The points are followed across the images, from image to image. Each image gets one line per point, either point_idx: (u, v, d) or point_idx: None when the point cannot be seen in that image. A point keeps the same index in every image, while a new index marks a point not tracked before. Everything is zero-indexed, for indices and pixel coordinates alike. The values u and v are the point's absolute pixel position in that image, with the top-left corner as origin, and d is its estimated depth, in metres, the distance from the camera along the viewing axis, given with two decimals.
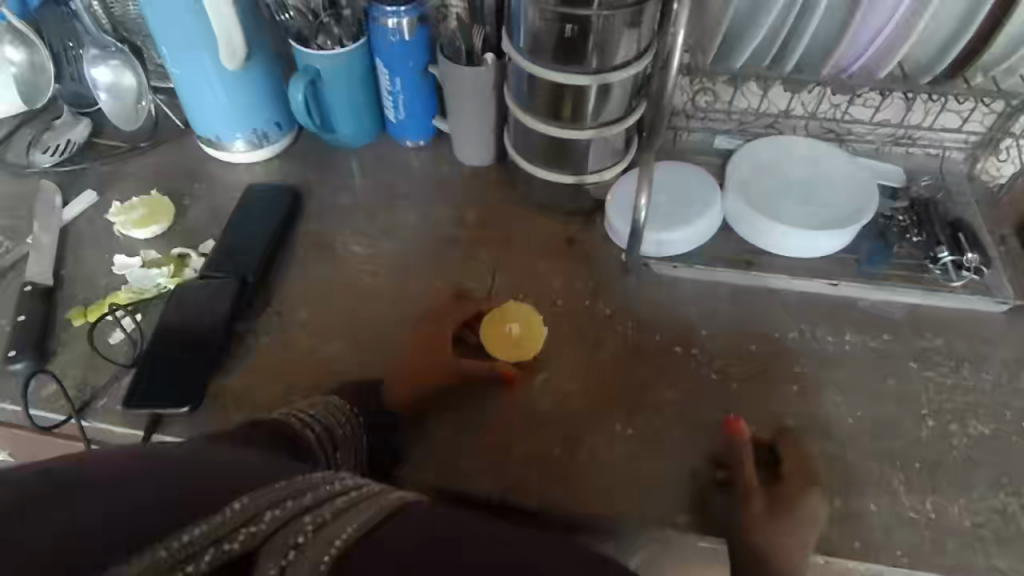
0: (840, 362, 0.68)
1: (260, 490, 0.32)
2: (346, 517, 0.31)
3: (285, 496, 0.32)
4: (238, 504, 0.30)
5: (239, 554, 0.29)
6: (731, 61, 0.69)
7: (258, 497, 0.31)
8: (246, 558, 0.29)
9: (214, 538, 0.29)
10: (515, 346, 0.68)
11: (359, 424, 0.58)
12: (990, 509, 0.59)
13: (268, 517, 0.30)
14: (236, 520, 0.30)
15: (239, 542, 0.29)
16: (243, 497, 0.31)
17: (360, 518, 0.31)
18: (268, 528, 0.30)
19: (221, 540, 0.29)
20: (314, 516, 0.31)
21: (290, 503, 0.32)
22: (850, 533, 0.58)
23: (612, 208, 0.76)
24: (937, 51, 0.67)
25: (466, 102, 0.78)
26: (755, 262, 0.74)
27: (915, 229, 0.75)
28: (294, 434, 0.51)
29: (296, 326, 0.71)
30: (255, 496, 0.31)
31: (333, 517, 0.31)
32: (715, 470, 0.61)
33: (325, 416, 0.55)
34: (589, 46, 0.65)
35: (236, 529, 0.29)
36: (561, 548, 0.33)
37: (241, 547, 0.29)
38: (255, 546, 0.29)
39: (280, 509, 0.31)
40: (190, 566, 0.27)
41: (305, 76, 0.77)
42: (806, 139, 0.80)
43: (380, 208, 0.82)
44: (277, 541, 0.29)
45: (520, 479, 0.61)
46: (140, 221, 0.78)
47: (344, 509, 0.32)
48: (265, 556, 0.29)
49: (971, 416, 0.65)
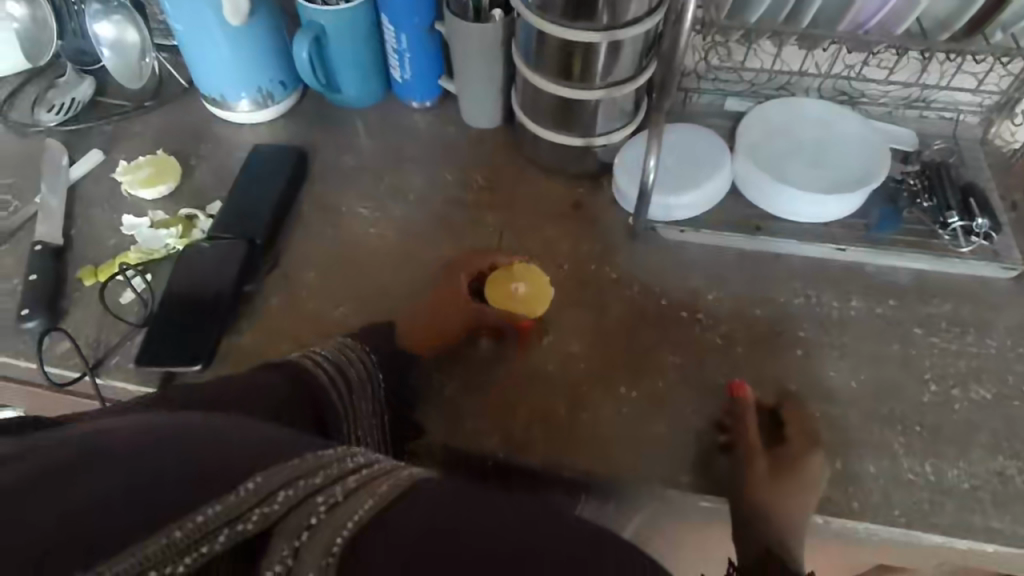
0: (844, 326, 0.69)
1: (272, 469, 0.32)
2: (358, 498, 0.32)
3: (297, 475, 0.33)
4: (252, 484, 0.31)
5: (252, 534, 0.29)
6: (747, 14, 0.67)
7: (271, 476, 0.32)
8: (259, 537, 0.29)
9: (228, 518, 0.29)
10: (524, 303, 0.69)
11: (373, 364, 0.59)
12: (989, 472, 0.60)
13: (280, 498, 0.31)
14: (250, 500, 0.30)
15: (253, 522, 0.29)
16: (257, 476, 0.31)
17: (372, 498, 0.32)
18: (281, 508, 0.30)
19: (235, 520, 0.29)
20: (326, 496, 0.32)
21: (300, 483, 0.32)
22: (851, 495, 0.59)
23: (621, 171, 0.76)
24: (959, 5, 0.65)
25: (473, 60, 0.77)
26: (763, 226, 0.74)
27: (926, 194, 0.74)
28: (308, 378, 0.51)
29: (304, 288, 0.71)
30: (269, 475, 0.31)
31: (345, 496, 0.32)
32: (718, 435, 0.62)
33: (337, 356, 0.56)
34: (600, 3, 0.64)
35: (250, 509, 0.30)
36: (563, 529, 0.34)
37: (255, 527, 0.29)
38: (268, 526, 0.29)
39: (292, 490, 0.32)
40: (204, 548, 0.28)
41: (309, 32, 0.76)
42: (818, 101, 0.79)
43: (387, 169, 0.82)
44: (291, 522, 0.30)
45: (524, 441, 0.62)
46: (147, 181, 0.78)
47: (354, 490, 0.33)
48: (278, 537, 0.29)
49: (973, 381, 0.65)
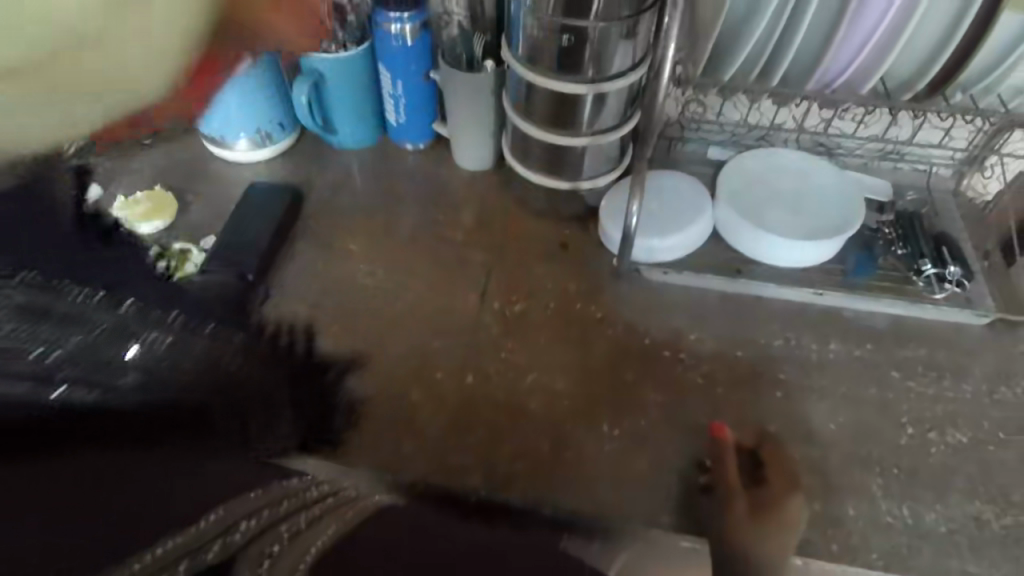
0: (823, 369, 0.70)
1: (235, 499, 0.39)
2: (321, 524, 0.39)
3: (263, 504, 0.40)
4: (216, 515, 0.37)
5: (215, 562, 0.36)
6: (720, 73, 0.70)
7: (233, 506, 0.38)
8: (223, 564, 0.36)
9: (189, 549, 0.35)
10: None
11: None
12: (965, 516, 0.61)
13: (243, 527, 0.38)
14: (212, 531, 0.37)
15: (215, 551, 0.36)
16: (221, 507, 0.38)
17: (335, 525, 0.39)
18: (242, 538, 0.37)
19: (199, 549, 0.36)
20: (290, 525, 0.39)
21: (266, 511, 0.39)
22: (829, 537, 0.59)
23: (606, 214, 0.78)
24: (918, 68, 0.69)
25: (466, 106, 0.80)
26: (744, 269, 0.76)
27: (901, 242, 0.76)
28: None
29: (294, 321, 0.73)
30: (230, 507, 0.38)
31: (307, 525, 0.39)
32: (698, 475, 0.63)
33: None
34: (586, 56, 0.68)
35: (214, 539, 0.36)
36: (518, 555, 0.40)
37: (218, 557, 0.36)
38: (231, 554, 0.36)
39: (255, 520, 0.38)
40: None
41: (309, 78, 0.80)
42: (797, 151, 0.82)
43: (380, 208, 0.84)
44: (255, 549, 0.37)
45: (507, 477, 0.62)
46: (144, 215, 0.79)
47: (316, 518, 0.40)
48: (241, 563, 0.37)
49: (949, 425, 0.66)
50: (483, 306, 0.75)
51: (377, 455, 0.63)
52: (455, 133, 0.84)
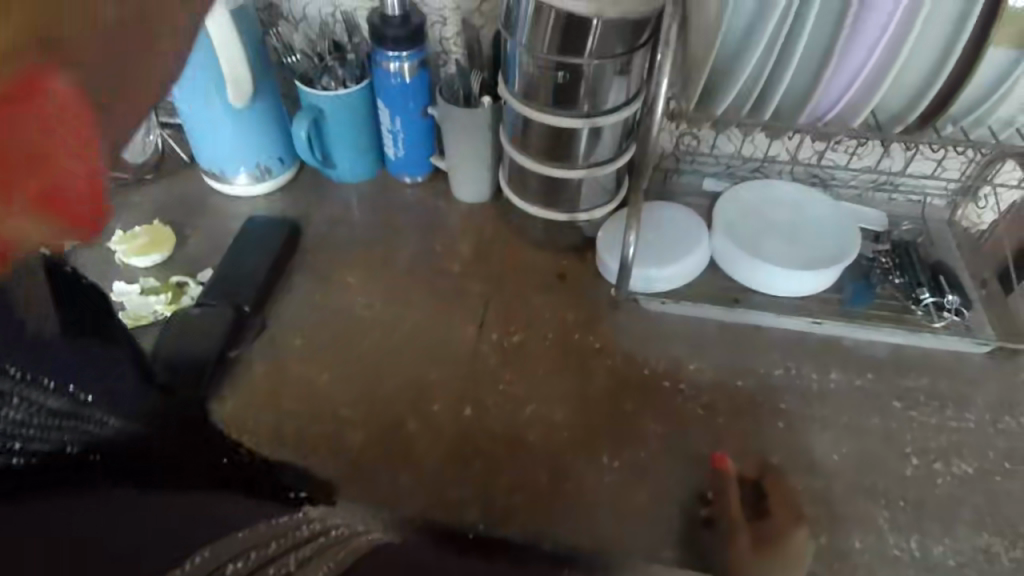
0: (824, 399, 0.69)
1: (220, 541, 0.39)
2: (312, 566, 0.42)
3: (249, 545, 0.40)
4: (202, 556, 0.38)
5: None
6: (713, 106, 0.71)
7: (219, 548, 0.39)
8: None
9: None
10: None
11: None
12: (974, 549, 0.60)
13: (231, 569, 0.39)
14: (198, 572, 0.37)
15: None
16: (206, 549, 0.38)
17: (326, 566, 0.42)
18: None
19: None
20: (279, 565, 0.41)
21: (254, 552, 0.40)
22: (836, 571, 0.58)
23: (603, 245, 0.78)
24: (908, 102, 0.70)
25: (463, 140, 0.81)
26: (742, 299, 0.75)
27: (898, 271, 0.76)
28: None
29: (290, 353, 0.72)
30: (216, 549, 0.39)
31: (298, 565, 0.41)
32: (700, 507, 0.62)
33: None
34: (581, 92, 0.69)
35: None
36: None
37: None
38: None
39: (245, 561, 0.39)
40: None
41: (308, 114, 0.81)
42: (792, 183, 0.82)
43: (378, 240, 0.84)
44: None
45: (506, 511, 0.61)
46: (142, 250, 0.80)
47: (308, 559, 0.42)
48: None
49: (954, 455, 0.65)
50: (481, 336, 0.74)
51: (374, 490, 0.62)
52: (454, 169, 0.85)
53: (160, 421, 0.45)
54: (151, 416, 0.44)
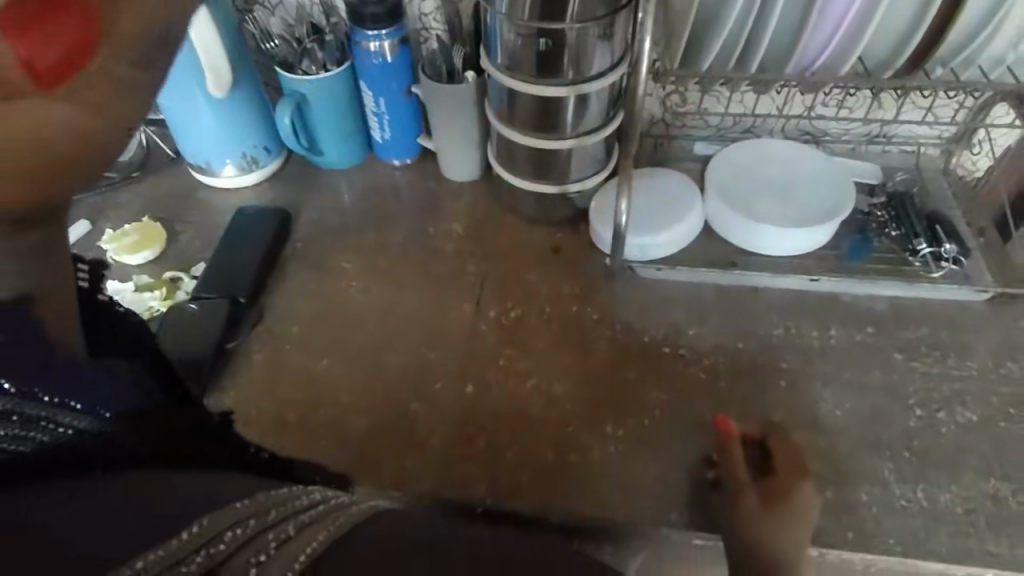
0: (825, 355, 0.69)
1: (218, 512, 0.30)
2: (311, 531, 0.31)
3: (248, 514, 0.31)
4: (197, 527, 0.28)
5: None
6: (698, 64, 0.70)
7: (218, 517, 0.29)
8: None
9: (168, 564, 0.26)
10: None
11: None
12: (981, 495, 0.60)
13: (229, 537, 0.29)
14: (193, 544, 0.28)
15: (196, 565, 0.27)
16: (204, 518, 0.29)
17: (324, 531, 0.31)
18: (228, 548, 0.28)
19: (176, 564, 0.26)
20: (277, 533, 0.30)
21: (253, 521, 0.30)
22: (844, 525, 0.58)
23: (596, 216, 0.77)
24: (895, 47, 0.69)
25: (448, 118, 0.80)
26: (738, 262, 0.75)
27: (894, 223, 0.76)
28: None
29: (287, 343, 0.72)
30: (216, 517, 0.29)
31: (297, 532, 0.31)
32: (706, 470, 0.62)
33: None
34: (565, 60, 0.68)
35: (195, 551, 0.27)
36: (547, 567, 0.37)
37: None
38: None
39: (241, 528, 0.29)
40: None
41: (291, 101, 0.80)
42: (784, 141, 0.81)
43: (369, 224, 0.83)
44: (238, 561, 0.28)
45: (512, 486, 0.61)
46: (133, 247, 0.79)
47: (307, 523, 0.32)
48: None
49: (957, 404, 0.65)
50: (478, 314, 0.74)
51: (381, 473, 0.62)
52: (439, 147, 0.84)
53: (161, 411, 0.38)
54: (155, 403, 0.39)
